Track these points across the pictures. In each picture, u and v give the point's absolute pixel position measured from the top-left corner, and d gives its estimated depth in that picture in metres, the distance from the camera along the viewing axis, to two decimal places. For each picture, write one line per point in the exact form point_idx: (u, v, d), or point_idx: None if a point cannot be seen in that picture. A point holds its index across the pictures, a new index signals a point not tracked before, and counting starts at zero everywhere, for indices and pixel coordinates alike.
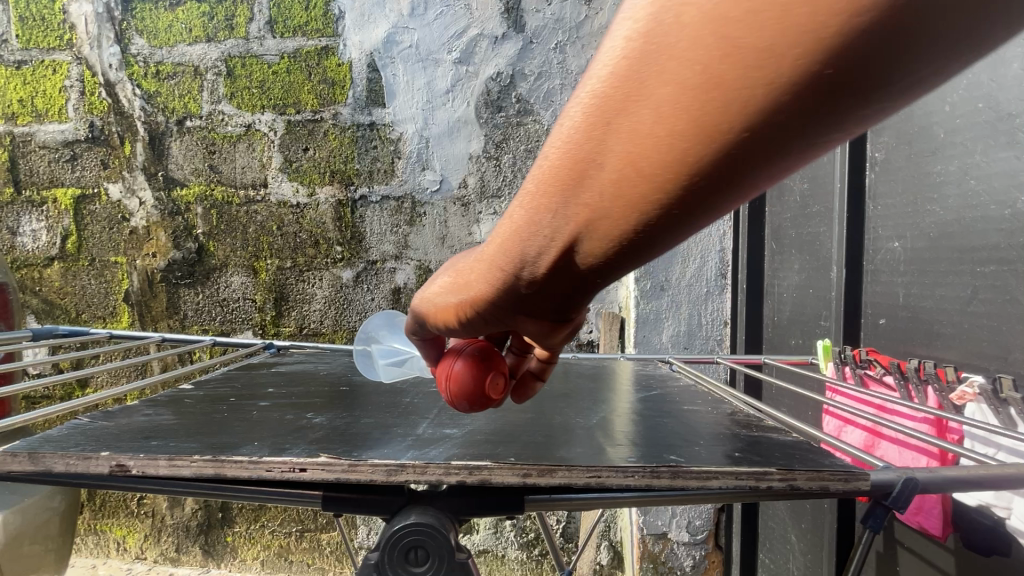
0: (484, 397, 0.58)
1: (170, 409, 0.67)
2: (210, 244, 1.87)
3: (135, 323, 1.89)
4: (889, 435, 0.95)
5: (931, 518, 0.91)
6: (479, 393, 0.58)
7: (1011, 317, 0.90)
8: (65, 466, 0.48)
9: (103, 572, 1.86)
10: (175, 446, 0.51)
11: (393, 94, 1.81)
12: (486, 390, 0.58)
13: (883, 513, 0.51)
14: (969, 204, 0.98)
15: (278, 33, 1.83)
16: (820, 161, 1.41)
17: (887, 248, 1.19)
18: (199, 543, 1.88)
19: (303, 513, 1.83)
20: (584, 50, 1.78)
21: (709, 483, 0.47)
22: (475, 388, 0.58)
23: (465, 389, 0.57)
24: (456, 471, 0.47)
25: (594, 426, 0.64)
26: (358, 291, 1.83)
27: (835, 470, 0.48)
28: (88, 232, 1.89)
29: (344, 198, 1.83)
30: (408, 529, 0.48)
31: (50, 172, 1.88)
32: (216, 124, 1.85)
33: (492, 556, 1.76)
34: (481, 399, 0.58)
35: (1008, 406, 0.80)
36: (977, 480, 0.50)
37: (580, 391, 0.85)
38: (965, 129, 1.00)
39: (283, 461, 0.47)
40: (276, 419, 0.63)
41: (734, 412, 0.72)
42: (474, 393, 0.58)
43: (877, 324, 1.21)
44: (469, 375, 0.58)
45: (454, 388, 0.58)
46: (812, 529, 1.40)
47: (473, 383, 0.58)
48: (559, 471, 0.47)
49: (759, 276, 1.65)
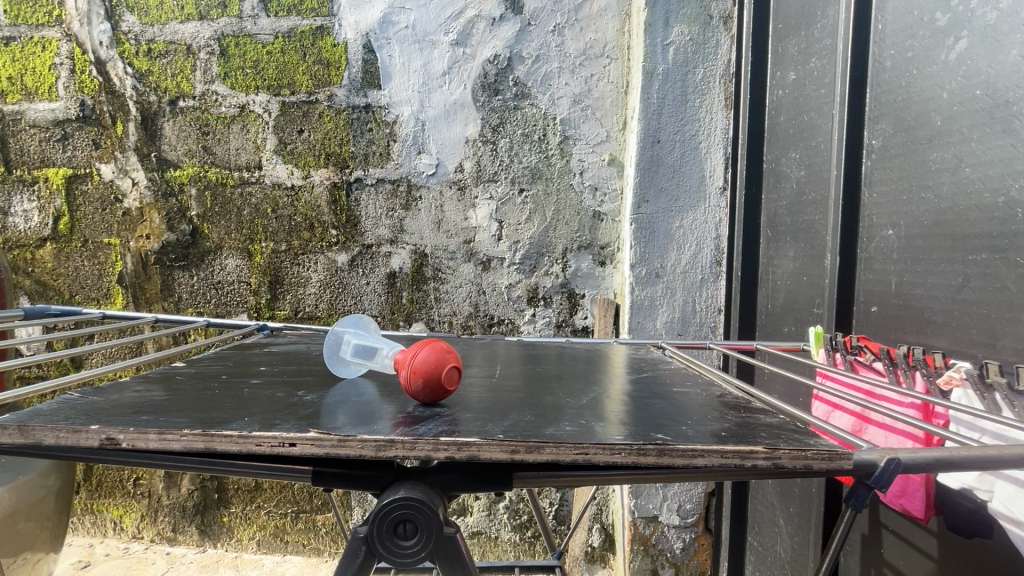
0: (442, 373, 0.60)
1: (162, 386, 0.68)
2: (204, 227, 1.85)
3: (129, 305, 1.88)
4: (877, 420, 0.96)
5: (914, 501, 0.92)
6: (440, 365, 0.60)
7: (1001, 305, 0.91)
8: (54, 439, 0.49)
9: (100, 550, 1.88)
10: (166, 420, 0.51)
11: (389, 76, 1.79)
12: (446, 366, 0.61)
13: (866, 492, 0.52)
14: (963, 192, 0.99)
15: (272, 12, 1.79)
16: (817, 148, 1.40)
17: (881, 235, 1.19)
18: (196, 523, 1.90)
19: (299, 494, 1.85)
20: (583, 33, 1.76)
21: (694, 460, 0.48)
22: (439, 360, 0.61)
23: (430, 357, 0.60)
24: (445, 447, 0.47)
25: (584, 405, 0.64)
26: (353, 276, 1.83)
27: (819, 448, 0.49)
28: (81, 213, 1.87)
29: (339, 181, 1.81)
30: (397, 503, 0.48)
31: (41, 152, 1.86)
32: (209, 104, 1.82)
33: (485, 538, 1.79)
34: (440, 373, 0.60)
35: (994, 391, 0.82)
36: (959, 460, 0.51)
37: (573, 373, 0.86)
38: (961, 117, 1.00)
39: (273, 436, 0.48)
40: (268, 396, 0.64)
41: (724, 395, 0.73)
42: (437, 364, 0.60)
43: (869, 312, 1.22)
44: (438, 348, 0.61)
45: (419, 358, 0.61)
46: (800, 513, 1.42)
47: (439, 355, 0.61)
48: (548, 448, 0.48)
49: (754, 264, 1.66)
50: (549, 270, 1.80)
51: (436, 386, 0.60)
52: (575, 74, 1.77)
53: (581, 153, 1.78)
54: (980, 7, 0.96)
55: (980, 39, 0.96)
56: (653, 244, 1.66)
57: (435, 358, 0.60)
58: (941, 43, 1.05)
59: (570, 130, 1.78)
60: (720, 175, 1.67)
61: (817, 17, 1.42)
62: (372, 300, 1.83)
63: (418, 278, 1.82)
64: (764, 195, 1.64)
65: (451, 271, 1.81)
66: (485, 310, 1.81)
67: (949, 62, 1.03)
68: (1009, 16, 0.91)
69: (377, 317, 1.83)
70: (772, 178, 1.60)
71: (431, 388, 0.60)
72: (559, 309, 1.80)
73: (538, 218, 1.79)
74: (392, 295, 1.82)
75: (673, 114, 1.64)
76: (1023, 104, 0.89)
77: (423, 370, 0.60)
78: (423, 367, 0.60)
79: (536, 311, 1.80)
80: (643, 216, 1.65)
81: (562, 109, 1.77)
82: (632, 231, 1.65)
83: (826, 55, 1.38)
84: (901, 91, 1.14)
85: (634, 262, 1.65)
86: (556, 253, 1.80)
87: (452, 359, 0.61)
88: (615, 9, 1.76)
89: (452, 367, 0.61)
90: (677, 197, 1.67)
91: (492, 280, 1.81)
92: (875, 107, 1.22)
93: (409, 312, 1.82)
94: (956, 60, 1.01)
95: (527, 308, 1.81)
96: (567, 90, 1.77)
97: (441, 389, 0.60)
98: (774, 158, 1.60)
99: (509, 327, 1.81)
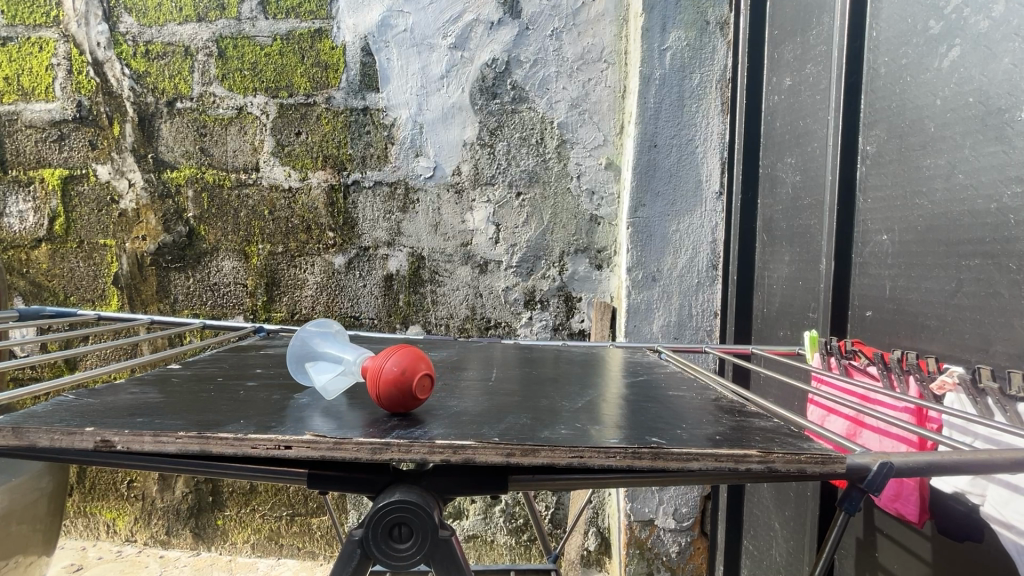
0: (411, 393, 0.59)
1: (157, 388, 0.68)
2: (201, 228, 1.85)
3: (124, 307, 1.88)
4: (871, 424, 0.96)
5: (909, 505, 0.93)
6: (404, 387, 0.58)
7: (993, 311, 0.92)
8: (49, 441, 0.49)
9: (93, 553, 1.87)
10: (161, 423, 0.51)
11: (387, 79, 1.79)
12: (411, 384, 0.59)
13: (859, 496, 0.53)
14: (957, 198, 1.00)
15: (271, 14, 1.80)
16: (813, 153, 1.41)
17: (875, 241, 1.20)
18: (190, 526, 1.89)
19: (294, 497, 1.84)
20: (581, 37, 1.77)
21: (689, 464, 0.48)
22: (401, 382, 0.58)
23: (390, 382, 0.58)
24: (441, 450, 0.47)
25: (580, 409, 0.64)
26: (350, 277, 1.83)
27: (812, 452, 0.49)
28: (76, 214, 1.86)
29: (337, 183, 1.82)
30: (393, 506, 0.48)
31: (37, 152, 1.85)
32: (207, 106, 1.82)
33: (481, 541, 1.78)
34: (408, 394, 0.59)
35: (986, 396, 0.82)
36: (950, 464, 0.52)
37: (568, 376, 0.86)
38: (955, 123, 1.01)
39: (268, 438, 0.48)
40: (263, 399, 0.64)
41: (718, 398, 0.73)
42: (400, 386, 0.58)
43: (864, 316, 1.23)
44: (395, 367, 0.59)
45: (381, 384, 0.59)
46: (795, 517, 1.42)
47: (399, 377, 0.58)
48: (543, 451, 0.48)
49: (750, 267, 1.66)
50: (546, 273, 1.80)
51: (411, 403, 0.59)
52: (572, 78, 1.77)
53: (578, 157, 1.79)
54: (972, 16, 0.97)
55: (972, 47, 0.97)
56: (649, 247, 1.66)
57: (394, 379, 0.58)
58: (935, 50, 1.06)
59: (568, 134, 1.78)
60: (717, 180, 1.68)
61: (812, 24, 1.43)
62: (369, 302, 1.83)
63: (416, 280, 1.82)
64: (760, 199, 1.65)
65: (448, 273, 1.81)
66: (482, 313, 1.81)
67: (942, 69, 1.04)
68: (1001, 25, 0.92)
69: (374, 320, 1.83)
70: (768, 183, 1.61)
71: (407, 407, 0.59)
72: (556, 312, 1.81)
73: (535, 221, 1.80)
74: (389, 297, 1.82)
75: (670, 118, 1.65)
76: (1015, 112, 0.90)
77: (390, 397, 0.59)
78: (388, 392, 0.59)
79: (533, 315, 1.80)
80: (640, 220, 1.65)
81: (560, 113, 1.78)
82: (628, 235, 1.65)
83: (821, 61, 1.39)
84: (895, 98, 1.15)
85: (631, 265, 1.65)
86: (554, 256, 1.80)
87: (413, 372, 0.59)
88: (612, 14, 1.77)
89: (416, 380, 0.59)
90: (674, 200, 1.67)
91: (489, 283, 1.81)
92: (870, 113, 1.23)
93: (406, 314, 1.82)
94: (950, 67, 1.02)
95: (524, 311, 1.81)
96: (565, 94, 1.78)
97: (417, 402, 0.60)
98: (770, 163, 1.60)
99: (506, 330, 1.81)
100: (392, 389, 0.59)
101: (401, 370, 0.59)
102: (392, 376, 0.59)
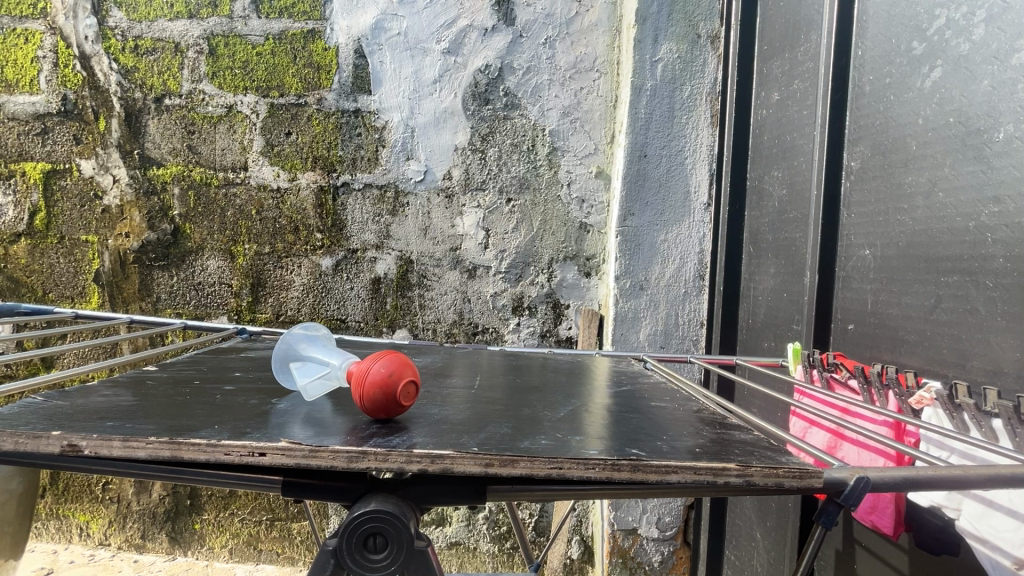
0: (395, 397, 0.58)
1: (132, 390, 0.66)
2: (186, 226, 1.83)
3: (104, 305, 1.84)
4: (851, 437, 0.98)
5: (885, 518, 0.93)
6: (389, 391, 0.58)
7: (970, 327, 0.93)
8: (13, 445, 0.48)
9: (64, 557, 1.82)
10: (131, 427, 0.50)
11: (379, 81, 1.79)
12: (397, 389, 0.58)
13: (836, 510, 0.53)
14: (936, 215, 1.01)
15: (263, 13, 1.78)
16: (799, 167, 1.43)
17: (858, 255, 1.22)
18: (166, 529, 1.85)
19: (275, 502, 1.81)
20: (574, 46, 1.78)
21: (667, 476, 0.48)
22: (387, 386, 0.58)
23: (378, 381, 0.58)
24: (418, 460, 0.47)
25: (563, 419, 0.64)
26: (338, 280, 1.81)
27: (789, 466, 0.49)
28: (58, 209, 1.83)
29: (326, 185, 1.80)
30: (367, 516, 0.47)
31: (19, 145, 1.82)
32: (196, 104, 1.80)
33: (463, 549, 1.77)
34: (392, 399, 0.58)
35: (962, 410, 0.84)
36: (927, 480, 0.52)
37: (553, 385, 0.86)
38: (935, 142, 1.03)
39: (242, 445, 0.47)
40: (241, 404, 0.62)
41: (700, 410, 0.74)
42: (387, 390, 0.58)
43: (846, 329, 1.24)
44: (382, 370, 0.58)
45: (365, 387, 0.58)
46: (775, 527, 1.43)
47: (385, 379, 0.58)
48: (522, 462, 0.48)
49: (736, 279, 1.68)
50: (534, 279, 1.80)
51: (394, 410, 0.59)
52: (565, 86, 1.78)
53: (569, 165, 1.79)
54: (955, 37, 0.99)
55: (953, 68, 0.99)
56: (638, 256, 1.67)
57: (382, 382, 0.58)
58: (918, 70, 1.08)
59: (558, 142, 1.79)
60: (705, 191, 1.70)
61: (800, 40, 1.45)
62: (355, 306, 1.81)
63: (403, 284, 1.80)
64: (747, 211, 1.66)
65: (436, 278, 1.80)
66: (470, 319, 1.81)
67: (924, 89, 1.06)
68: (981, 47, 0.94)
69: (361, 323, 1.81)
70: (755, 196, 1.63)
71: (389, 413, 0.59)
72: (544, 319, 1.81)
73: (524, 228, 1.80)
74: (376, 301, 1.81)
75: (661, 129, 1.67)
76: (993, 133, 0.92)
77: (374, 401, 0.58)
78: (373, 396, 0.57)
79: (520, 321, 1.80)
80: (629, 229, 1.66)
81: (552, 121, 1.79)
82: (617, 243, 1.66)
83: (808, 77, 1.41)
84: (879, 116, 1.18)
85: (619, 273, 1.66)
86: (542, 263, 1.80)
87: (406, 375, 0.59)
88: (606, 25, 1.79)
89: (407, 384, 0.59)
90: (664, 210, 1.69)
91: (478, 288, 1.80)
92: (855, 130, 1.25)
93: (393, 318, 1.80)
94: (931, 88, 1.04)
95: (512, 317, 1.81)
96: (556, 102, 1.79)
97: (399, 408, 0.59)
98: (758, 176, 1.62)
99: (494, 336, 1.81)
100: (379, 392, 0.58)
101: (392, 373, 0.58)
102: (380, 378, 0.58)
